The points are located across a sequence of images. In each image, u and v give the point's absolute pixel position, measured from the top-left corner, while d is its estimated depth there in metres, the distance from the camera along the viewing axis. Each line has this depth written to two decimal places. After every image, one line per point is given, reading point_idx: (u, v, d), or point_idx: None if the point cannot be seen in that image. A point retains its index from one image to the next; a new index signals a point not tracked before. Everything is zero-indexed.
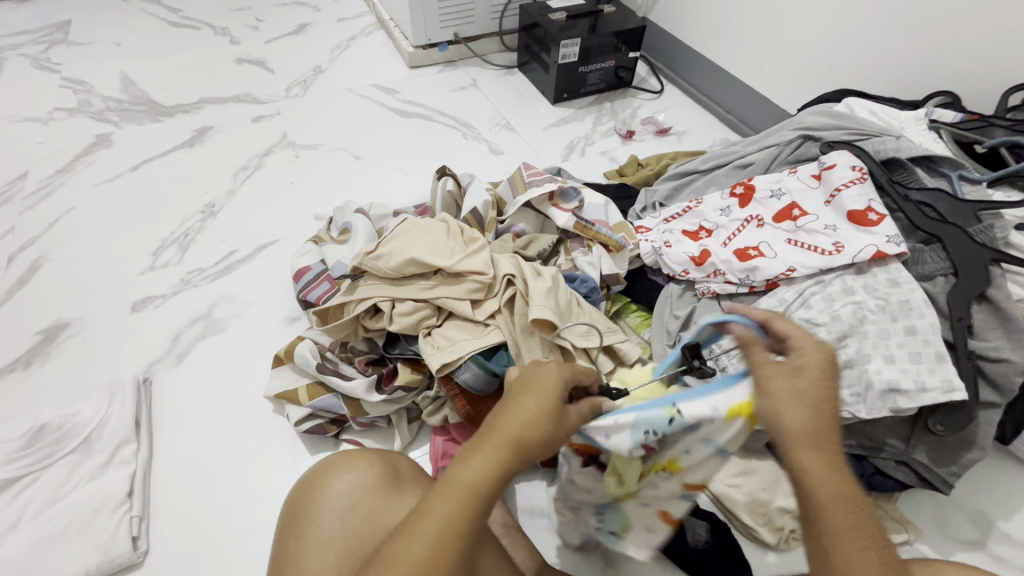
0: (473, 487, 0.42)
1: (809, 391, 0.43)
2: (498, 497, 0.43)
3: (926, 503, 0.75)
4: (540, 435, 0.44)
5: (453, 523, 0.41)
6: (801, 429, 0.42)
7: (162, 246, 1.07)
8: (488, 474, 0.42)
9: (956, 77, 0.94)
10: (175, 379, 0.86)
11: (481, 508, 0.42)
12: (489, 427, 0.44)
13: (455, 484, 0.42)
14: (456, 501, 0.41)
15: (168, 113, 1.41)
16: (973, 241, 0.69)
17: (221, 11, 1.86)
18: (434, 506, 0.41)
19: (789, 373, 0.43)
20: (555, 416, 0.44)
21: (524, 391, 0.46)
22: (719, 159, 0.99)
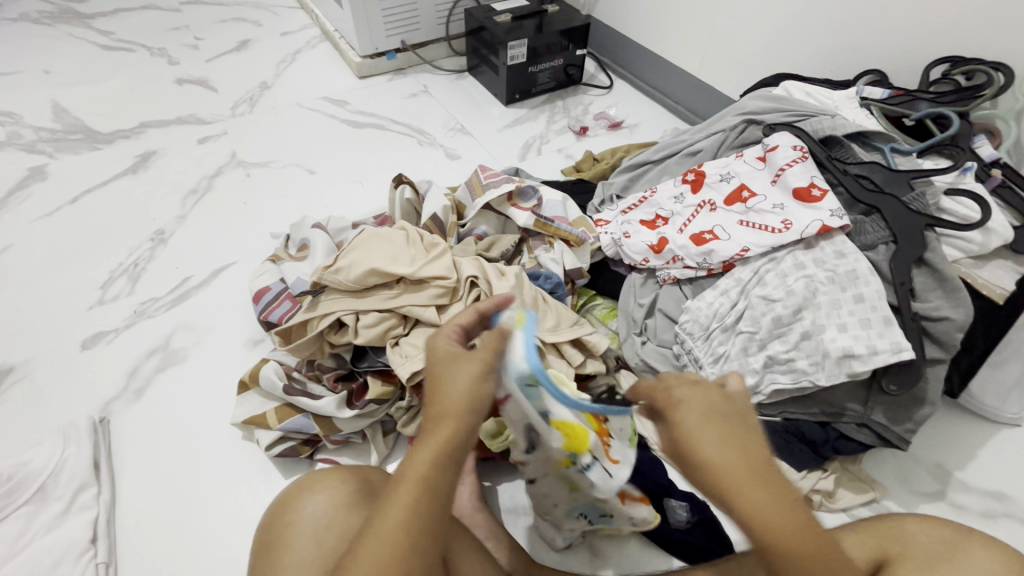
0: (425, 479, 0.41)
1: (722, 422, 0.43)
2: (450, 484, 0.42)
3: (889, 460, 0.79)
4: (463, 389, 0.44)
5: (405, 521, 0.40)
6: (731, 469, 0.41)
7: (111, 278, 1.02)
8: (432, 461, 0.42)
9: (881, 56, 1.00)
10: (134, 415, 0.83)
11: (437, 497, 0.41)
12: (425, 415, 0.45)
13: (408, 481, 0.41)
14: (409, 497, 0.41)
15: (107, 140, 1.35)
16: (908, 209, 0.73)
17: (156, 31, 1.80)
18: (388, 513, 0.40)
19: (691, 409, 0.44)
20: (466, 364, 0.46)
21: (435, 365, 0.48)
22: (670, 148, 1.01)
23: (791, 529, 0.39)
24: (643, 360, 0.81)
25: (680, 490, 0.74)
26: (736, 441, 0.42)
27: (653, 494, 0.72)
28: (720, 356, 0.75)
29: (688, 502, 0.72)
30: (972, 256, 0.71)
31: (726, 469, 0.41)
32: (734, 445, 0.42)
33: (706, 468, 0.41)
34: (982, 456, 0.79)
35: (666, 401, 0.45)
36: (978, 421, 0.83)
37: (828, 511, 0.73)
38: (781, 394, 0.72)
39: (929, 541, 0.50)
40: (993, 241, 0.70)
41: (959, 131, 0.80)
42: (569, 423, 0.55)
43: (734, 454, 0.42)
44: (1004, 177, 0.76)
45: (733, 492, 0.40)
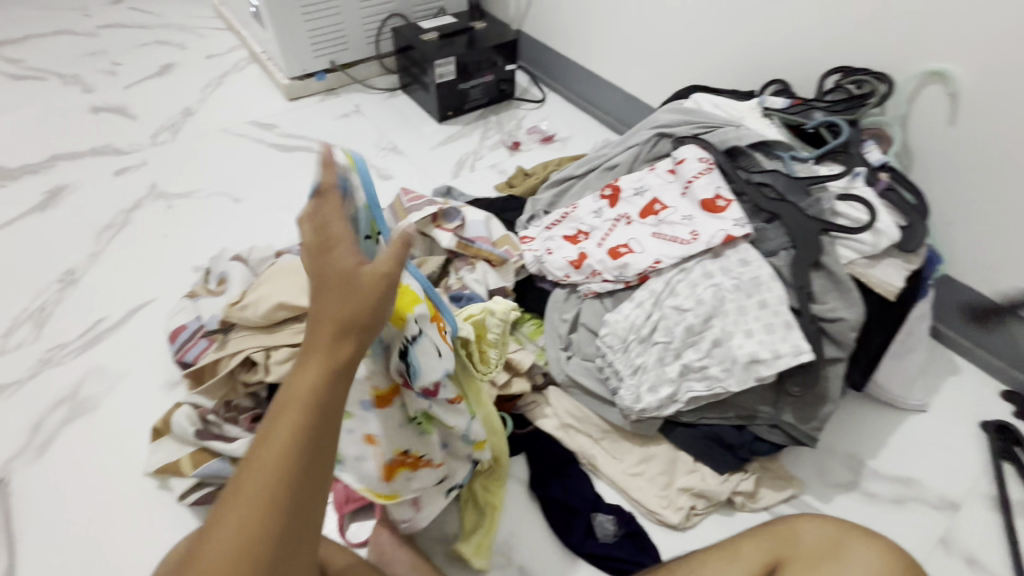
0: (308, 406, 0.41)
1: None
2: (336, 400, 0.42)
3: (807, 455, 0.82)
4: (346, 304, 0.42)
5: (290, 439, 0.40)
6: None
7: (14, 325, 0.96)
8: (319, 379, 0.42)
9: (784, 66, 1.05)
10: (38, 472, 0.78)
11: (325, 414, 0.41)
12: (312, 324, 0.43)
13: (290, 405, 0.41)
14: (292, 421, 0.40)
15: (13, 176, 1.27)
16: (805, 215, 0.77)
17: (71, 58, 1.72)
18: (268, 438, 0.40)
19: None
20: (359, 281, 0.43)
21: (319, 273, 0.44)
22: (591, 162, 1.03)
23: None
24: (568, 375, 0.82)
25: (608, 503, 0.75)
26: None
27: (580, 510, 0.73)
28: (638, 367, 0.76)
29: (615, 516, 0.73)
30: (864, 256, 0.75)
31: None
32: None
33: None
34: (891, 444, 0.84)
35: None
36: (887, 410, 0.88)
37: (751, 511, 0.75)
38: (698, 401, 0.74)
39: (814, 538, 0.56)
40: (882, 241, 0.74)
41: (850, 138, 0.85)
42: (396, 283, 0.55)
43: None
44: (890, 180, 0.81)
45: None
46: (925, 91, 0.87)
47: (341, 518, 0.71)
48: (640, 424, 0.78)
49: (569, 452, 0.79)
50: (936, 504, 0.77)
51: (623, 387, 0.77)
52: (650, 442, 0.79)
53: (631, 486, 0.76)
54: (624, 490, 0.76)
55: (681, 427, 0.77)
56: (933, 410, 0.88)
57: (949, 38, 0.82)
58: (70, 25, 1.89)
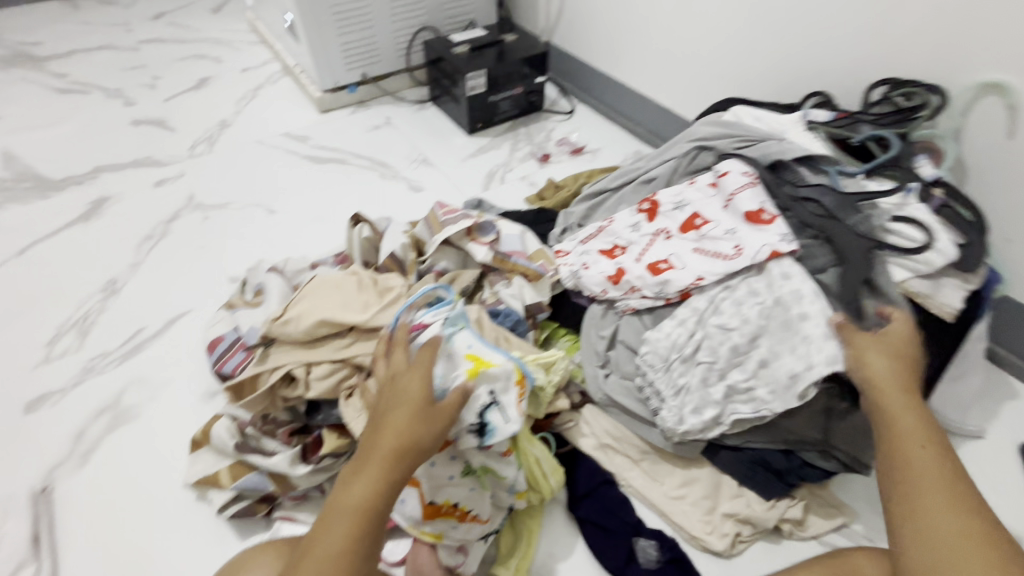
0: (360, 510, 0.51)
1: (896, 351, 0.64)
2: (383, 511, 0.52)
3: (859, 483, 0.78)
4: (406, 428, 0.54)
5: (344, 541, 0.50)
6: (881, 380, 0.61)
7: (59, 333, 0.99)
8: (372, 492, 0.52)
9: (824, 77, 1.02)
10: (81, 481, 0.79)
11: (371, 522, 0.51)
12: (374, 442, 0.55)
13: (343, 507, 0.52)
14: (348, 521, 0.51)
15: (58, 187, 1.31)
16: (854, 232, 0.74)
17: (113, 72, 1.77)
18: (327, 532, 0.50)
19: (892, 339, 0.65)
20: (424, 412, 0.55)
21: (392, 395, 0.57)
22: (626, 175, 1.02)
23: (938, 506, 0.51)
24: (607, 394, 0.80)
25: (649, 527, 0.73)
26: (897, 366, 0.62)
27: (620, 534, 0.71)
28: (679, 390, 0.74)
29: (658, 541, 0.71)
30: (920, 275, 0.73)
31: (875, 373, 0.62)
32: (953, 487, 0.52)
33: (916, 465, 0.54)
34: None
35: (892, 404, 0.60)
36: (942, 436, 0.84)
37: (799, 539, 0.72)
38: (742, 424, 0.73)
39: None
40: (938, 260, 0.71)
41: (901, 153, 0.83)
42: (476, 354, 0.65)
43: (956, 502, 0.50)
44: (945, 198, 0.77)
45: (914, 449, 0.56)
46: (982, 102, 0.84)
47: None
48: (682, 446, 0.76)
49: (607, 473, 0.77)
50: None
51: (665, 408, 0.75)
52: (692, 465, 0.77)
53: (673, 509, 0.73)
54: (665, 514, 0.74)
55: (726, 450, 0.75)
56: (991, 435, 0.84)
57: (1011, 49, 0.78)
58: (112, 40, 1.95)
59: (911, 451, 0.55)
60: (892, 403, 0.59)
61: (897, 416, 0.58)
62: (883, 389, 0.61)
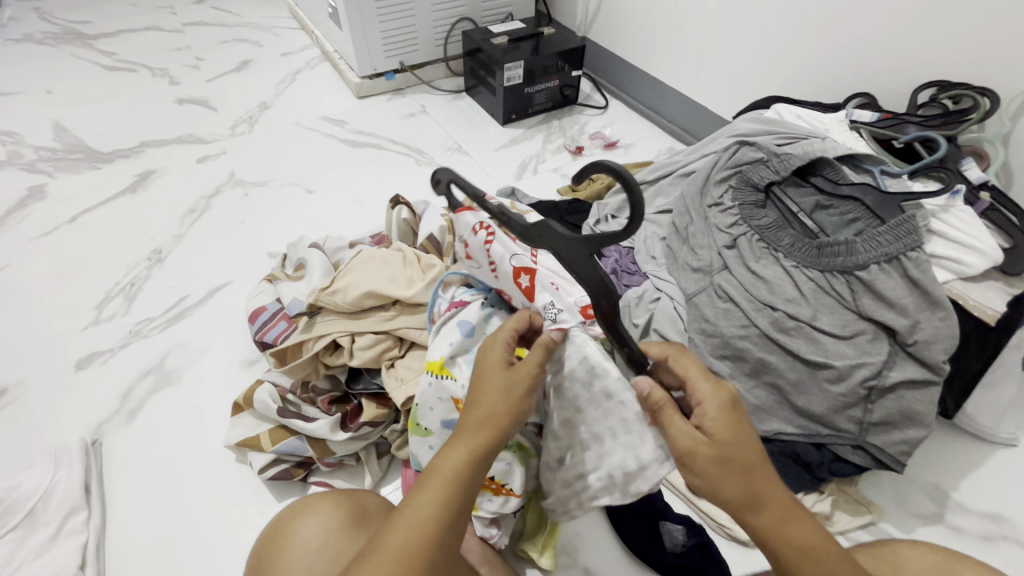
0: (454, 480, 0.48)
1: (736, 452, 0.49)
2: (474, 484, 0.49)
3: (886, 482, 0.79)
4: (503, 404, 0.51)
5: (436, 509, 0.47)
6: (741, 497, 0.48)
7: (107, 297, 1.02)
8: (465, 462, 0.49)
9: (869, 79, 1.02)
10: (128, 437, 0.82)
11: (463, 493, 0.48)
12: (468, 414, 0.52)
13: (436, 474, 0.48)
14: (441, 488, 0.48)
15: (107, 159, 1.36)
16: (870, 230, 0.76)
17: (159, 52, 1.82)
18: (420, 497, 0.47)
19: (716, 440, 0.49)
20: (519, 387, 0.52)
21: (491, 376, 0.53)
22: (664, 169, 1.03)
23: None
24: None
25: (676, 512, 0.74)
26: (745, 471, 0.48)
27: (648, 517, 0.72)
28: None
29: (684, 525, 0.71)
30: (961, 277, 0.72)
31: (732, 494, 0.48)
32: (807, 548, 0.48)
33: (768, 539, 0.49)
34: (978, 477, 0.79)
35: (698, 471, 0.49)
36: (974, 442, 0.83)
37: None
38: None
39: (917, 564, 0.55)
40: (983, 262, 0.71)
41: (947, 154, 0.82)
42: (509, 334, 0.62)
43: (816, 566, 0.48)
44: (991, 201, 0.77)
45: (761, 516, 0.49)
46: None
47: None
48: None
49: None
50: None
51: None
52: None
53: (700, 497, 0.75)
54: (693, 501, 0.75)
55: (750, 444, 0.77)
56: None
57: None
58: (158, 22, 2.00)
59: (795, 548, 0.48)
60: (760, 517, 0.49)
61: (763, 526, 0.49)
62: (742, 508, 0.49)
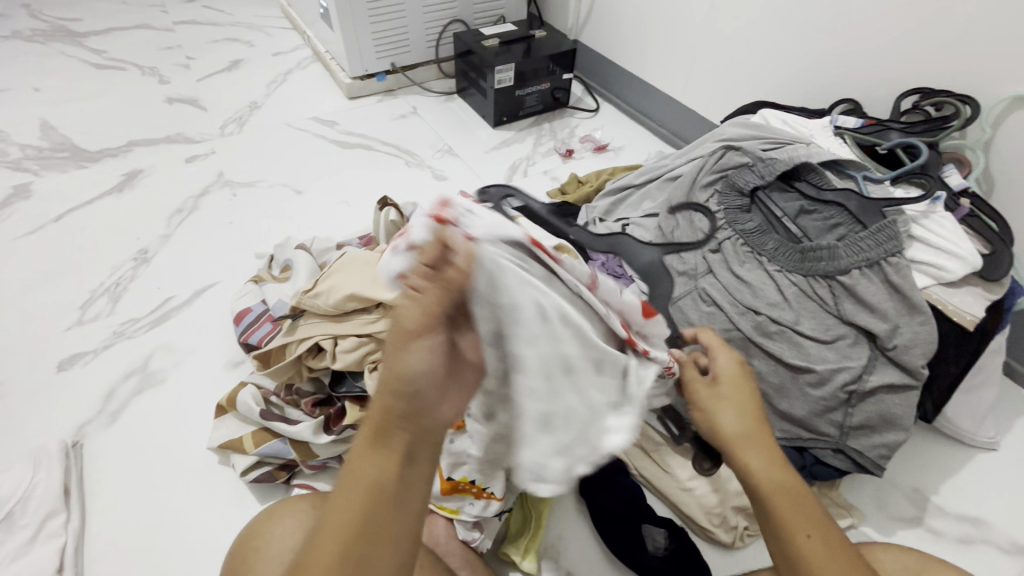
0: (359, 476, 0.41)
1: (744, 396, 0.56)
2: (384, 474, 0.40)
3: (867, 486, 0.79)
4: (391, 367, 0.41)
5: (344, 515, 0.40)
6: (739, 434, 0.54)
7: (91, 298, 1.02)
8: (366, 453, 0.41)
9: (855, 85, 1.03)
10: (109, 439, 0.82)
11: (371, 490, 0.40)
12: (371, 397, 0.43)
13: (343, 478, 0.41)
14: (347, 492, 0.41)
15: (94, 158, 1.35)
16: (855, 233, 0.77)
17: (149, 51, 1.81)
18: (330, 510, 0.41)
19: (726, 385, 0.56)
20: (407, 341, 0.40)
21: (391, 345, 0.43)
22: (651, 173, 1.04)
23: (804, 531, 0.48)
24: None
25: (658, 516, 0.74)
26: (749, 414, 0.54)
27: (631, 521, 0.72)
28: None
29: (666, 529, 0.72)
30: (942, 283, 0.73)
31: (731, 434, 0.54)
32: (799, 498, 0.51)
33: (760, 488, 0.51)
34: (958, 481, 0.80)
35: (706, 413, 0.56)
36: (954, 446, 0.84)
37: None
38: None
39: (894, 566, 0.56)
40: (963, 268, 0.71)
41: (930, 161, 0.82)
42: None
43: (807, 517, 0.49)
44: (971, 207, 0.78)
45: (763, 465, 0.52)
46: (1011, 118, 0.84)
47: None
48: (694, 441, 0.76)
49: (620, 462, 0.78)
50: (1007, 549, 0.73)
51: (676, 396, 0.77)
52: None
53: (683, 501, 0.75)
54: (676, 505, 0.75)
55: None
56: (1004, 448, 0.84)
57: None
58: (148, 20, 1.99)
59: (785, 497, 0.50)
60: (759, 463, 0.52)
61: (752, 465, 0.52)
62: (741, 445, 0.53)
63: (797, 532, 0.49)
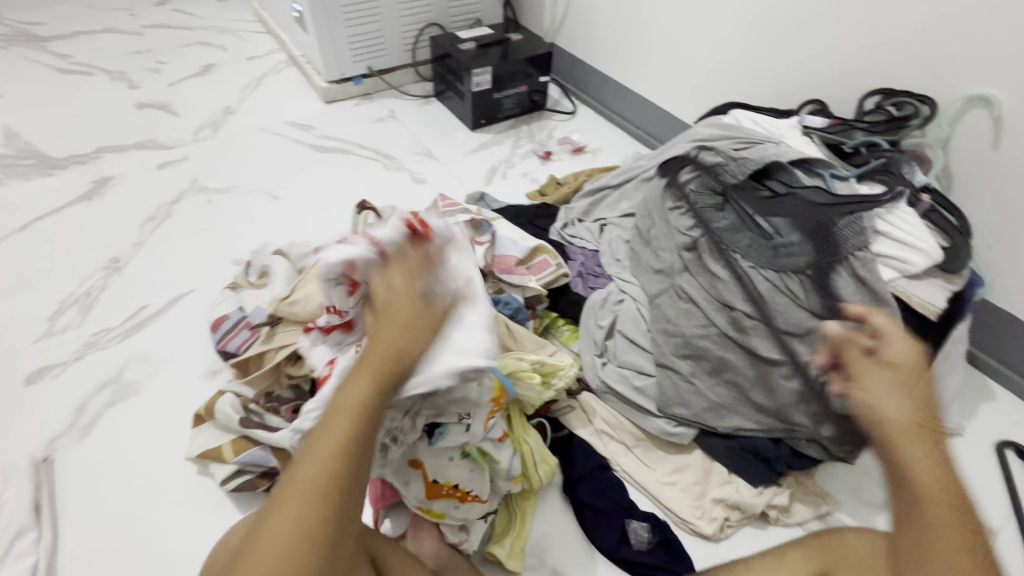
0: (355, 409, 0.46)
1: (912, 385, 0.63)
2: (377, 414, 0.47)
3: (841, 473, 0.82)
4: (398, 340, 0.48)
5: (341, 444, 0.45)
6: (903, 420, 0.61)
7: (60, 308, 0.99)
8: (364, 398, 0.47)
9: (821, 86, 1.06)
10: (82, 453, 0.79)
11: (368, 423, 0.47)
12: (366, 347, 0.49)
13: (337, 409, 0.46)
14: (346, 422, 0.46)
15: (61, 166, 1.31)
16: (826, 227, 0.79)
17: (117, 55, 1.77)
18: (322, 436, 0.46)
19: (899, 371, 0.64)
20: (415, 320, 0.50)
21: (384, 310, 0.50)
22: (627, 174, 1.06)
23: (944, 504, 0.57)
24: (603, 381, 0.84)
25: (642, 510, 0.75)
26: (919, 401, 0.61)
27: (614, 515, 0.74)
28: (672, 380, 0.80)
29: (649, 523, 0.73)
30: (907, 276, 0.76)
31: (895, 416, 0.61)
32: (943, 476, 0.58)
33: (908, 468, 0.59)
34: None
35: (868, 398, 0.63)
36: None
37: (784, 525, 0.75)
38: (731, 407, 0.78)
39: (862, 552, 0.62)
40: (925, 262, 0.75)
41: (890, 160, 0.86)
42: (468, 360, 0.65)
43: (941, 495, 0.57)
44: (931, 202, 0.81)
45: (914, 448, 0.59)
46: (968, 115, 0.88)
47: (376, 513, 0.71)
48: (674, 435, 0.79)
49: (602, 458, 0.80)
50: None
51: (656, 391, 0.80)
52: (684, 452, 0.80)
53: (664, 494, 0.76)
54: (658, 498, 0.76)
55: (709, 437, 0.79)
56: (968, 433, 0.87)
57: (997, 66, 0.82)
58: (116, 24, 1.95)
59: (918, 476, 0.58)
60: (912, 446, 0.59)
61: (910, 451, 0.59)
62: (906, 433, 0.60)
63: (929, 510, 0.57)
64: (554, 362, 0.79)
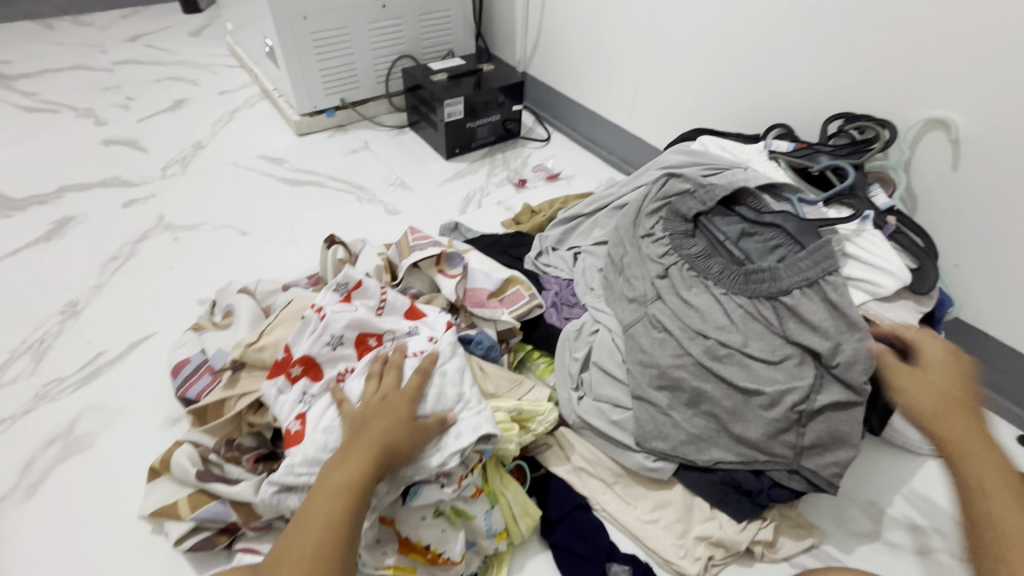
0: (346, 486, 0.55)
1: None
2: (363, 493, 0.55)
3: (825, 503, 0.80)
4: (386, 420, 0.62)
5: (333, 515, 0.53)
6: None
7: (11, 358, 0.94)
8: (352, 478, 0.56)
9: (786, 112, 1.08)
10: (25, 516, 0.74)
11: (357, 499, 0.55)
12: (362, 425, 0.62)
13: (329, 486, 0.55)
14: (336, 496, 0.54)
15: (20, 207, 1.27)
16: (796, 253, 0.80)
17: (85, 92, 1.75)
18: (313, 509, 0.54)
19: None
20: (405, 422, 0.62)
21: (379, 404, 0.64)
22: (599, 202, 1.06)
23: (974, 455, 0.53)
24: (580, 417, 0.81)
25: (622, 552, 0.73)
26: None
27: (595, 559, 0.71)
28: (649, 413, 0.77)
29: (631, 566, 0.71)
30: (878, 299, 0.76)
31: None
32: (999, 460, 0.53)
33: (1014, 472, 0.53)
34: (910, 490, 0.82)
35: None
36: (905, 455, 0.86)
37: (770, 562, 0.73)
38: (707, 440, 0.75)
39: None
40: (894, 284, 0.75)
41: (856, 182, 0.87)
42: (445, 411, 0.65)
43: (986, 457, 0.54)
44: (897, 224, 0.82)
45: None
46: (926, 138, 0.90)
47: None
48: (654, 470, 0.76)
49: (580, 497, 0.77)
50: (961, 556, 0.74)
51: (633, 425, 0.78)
52: (665, 488, 0.77)
53: (646, 533, 0.74)
54: (639, 538, 0.74)
55: (690, 472, 0.76)
56: None
57: (952, 89, 0.84)
58: (86, 60, 1.93)
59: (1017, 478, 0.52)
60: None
61: None
62: None
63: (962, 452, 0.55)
64: (532, 408, 0.77)
